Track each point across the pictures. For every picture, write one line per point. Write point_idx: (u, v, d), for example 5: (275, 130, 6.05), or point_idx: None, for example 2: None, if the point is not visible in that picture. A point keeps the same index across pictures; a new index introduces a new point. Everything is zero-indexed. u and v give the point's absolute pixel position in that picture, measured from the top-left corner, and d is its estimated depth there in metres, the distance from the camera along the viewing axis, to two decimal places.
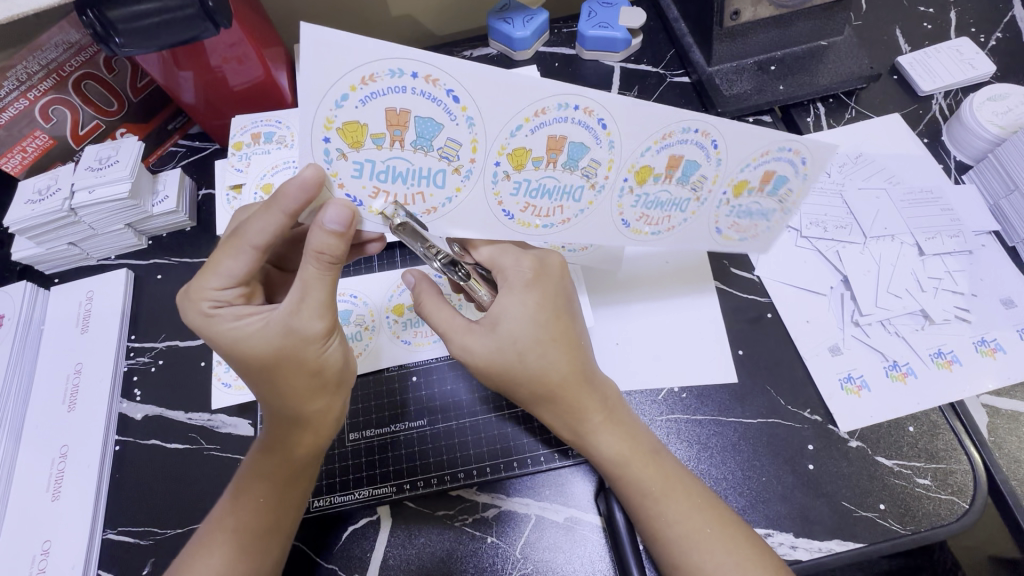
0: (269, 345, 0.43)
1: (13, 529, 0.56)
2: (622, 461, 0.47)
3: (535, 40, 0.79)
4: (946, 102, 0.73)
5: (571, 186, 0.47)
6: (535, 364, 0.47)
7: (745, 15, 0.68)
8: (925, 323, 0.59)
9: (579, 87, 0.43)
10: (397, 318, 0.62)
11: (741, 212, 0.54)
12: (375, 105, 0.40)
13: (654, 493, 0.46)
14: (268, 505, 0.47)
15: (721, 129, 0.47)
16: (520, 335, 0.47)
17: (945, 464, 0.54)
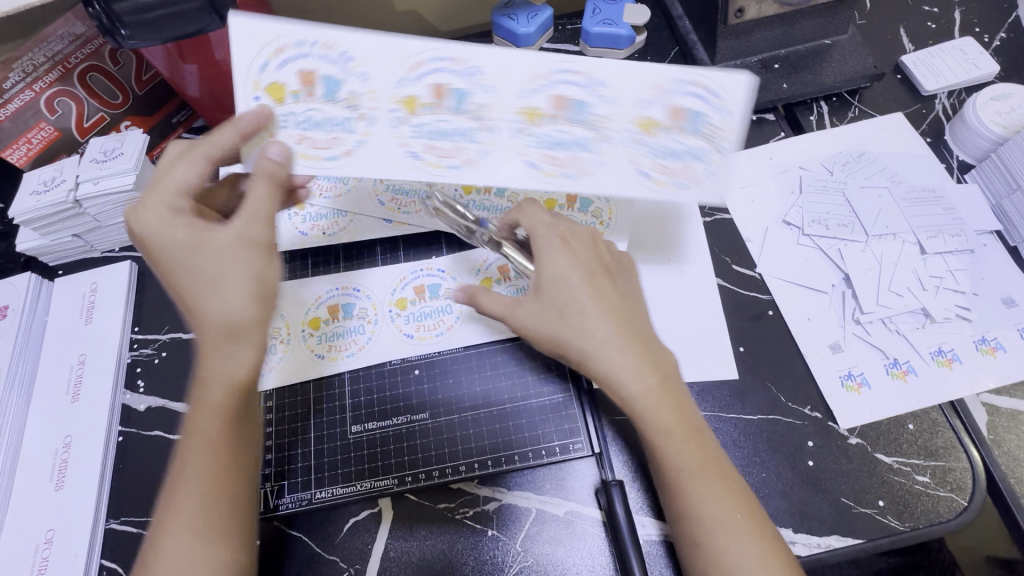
0: (219, 242, 0.43)
1: (16, 518, 0.56)
2: (667, 431, 0.45)
3: (539, 36, 0.79)
4: (949, 102, 0.73)
5: (583, 140, 0.48)
6: (578, 324, 0.46)
7: (749, 12, 0.68)
8: (926, 322, 0.60)
9: (572, 56, 0.47)
10: (399, 312, 0.62)
11: (663, 151, 0.48)
12: (291, 68, 0.47)
13: (689, 470, 0.45)
14: (205, 462, 0.41)
15: (717, 80, 0.47)
16: (565, 296, 0.47)
17: (944, 462, 0.54)
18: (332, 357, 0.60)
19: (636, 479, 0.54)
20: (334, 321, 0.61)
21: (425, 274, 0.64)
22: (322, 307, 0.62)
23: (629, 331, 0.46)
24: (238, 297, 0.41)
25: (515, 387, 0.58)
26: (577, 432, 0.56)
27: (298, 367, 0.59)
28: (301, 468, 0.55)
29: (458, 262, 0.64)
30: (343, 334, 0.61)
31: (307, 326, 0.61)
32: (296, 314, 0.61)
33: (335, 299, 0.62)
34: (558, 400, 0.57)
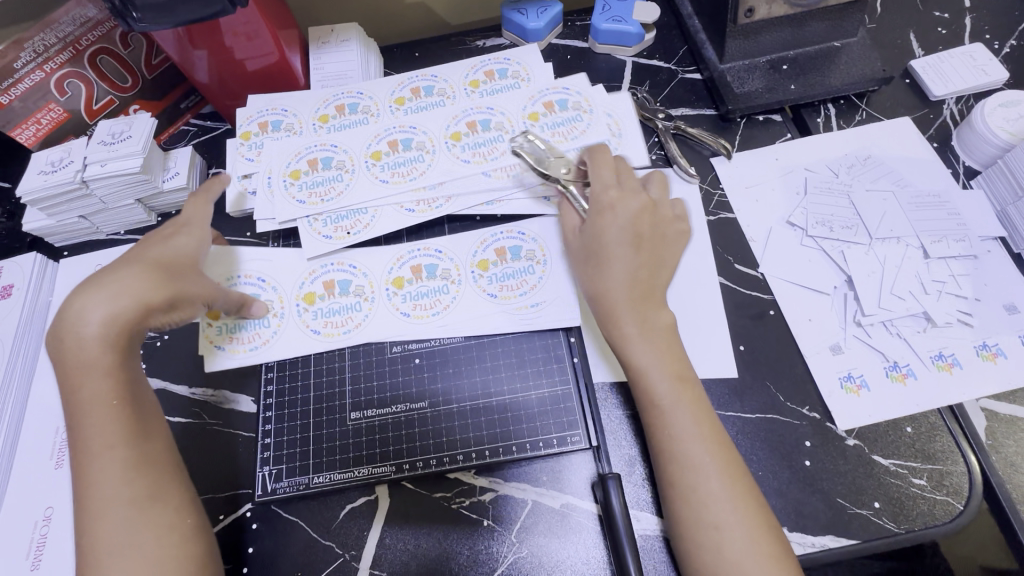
0: (178, 266, 0.53)
1: (16, 494, 0.57)
2: (656, 363, 0.51)
3: (548, 32, 0.79)
4: (957, 108, 0.73)
5: (493, 137, 0.67)
6: (608, 264, 0.54)
7: (760, 12, 0.68)
8: (927, 326, 0.60)
9: (469, 100, 0.70)
10: (397, 290, 0.62)
11: (554, 125, 0.67)
12: (303, 156, 0.67)
13: (664, 405, 0.49)
14: (128, 456, 0.46)
15: (564, 82, 0.70)
16: (602, 239, 0.55)
17: (941, 466, 0.54)
18: (328, 334, 0.60)
19: (633, 474, 0.54)
20: (329, 296, 0.62)
21: (421, 253, 0.64)
22: (317, 282, 0.62)
23: (642, 276, 0.54)
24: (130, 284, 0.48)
25: (515, 378, 0.58)
26: (576, 425, 0.56)
27: (294, 343, 0.60)
28: (300, 454, 0.56)
29: (457, 242, 0.64)
30: (339, 310, 0.61)
31: (300, 300, 0.62)
32: (289, 288, 0.62)
33: (330, 274, 0.63)
34: (557, 392, 0.57)
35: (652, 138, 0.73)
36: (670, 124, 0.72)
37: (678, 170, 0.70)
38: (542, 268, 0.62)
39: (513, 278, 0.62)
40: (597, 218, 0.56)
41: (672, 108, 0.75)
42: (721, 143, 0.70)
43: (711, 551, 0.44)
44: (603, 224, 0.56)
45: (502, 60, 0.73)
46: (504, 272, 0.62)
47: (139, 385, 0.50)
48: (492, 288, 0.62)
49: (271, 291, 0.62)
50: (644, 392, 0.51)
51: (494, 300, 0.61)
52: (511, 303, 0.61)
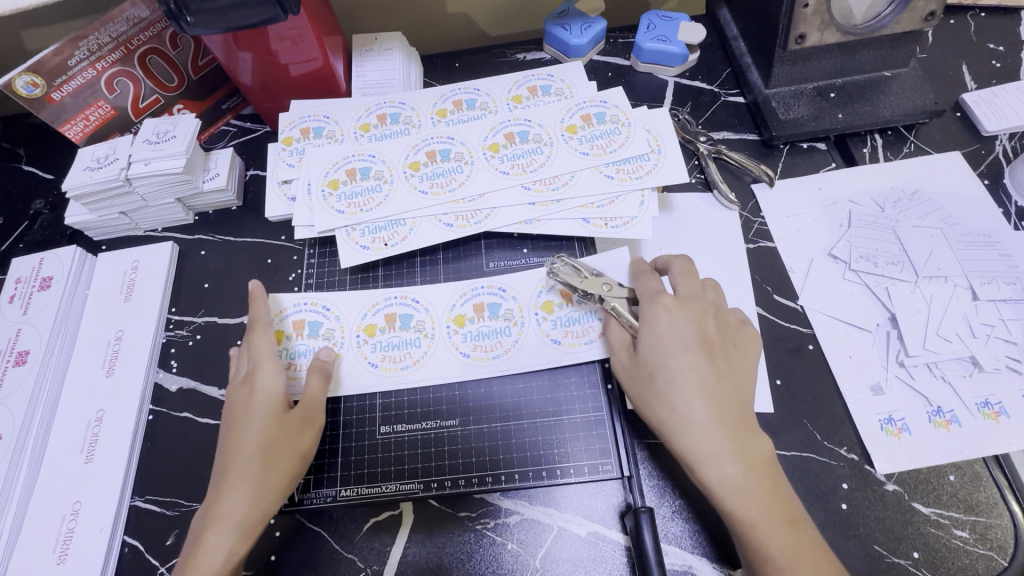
0: (263, 438, 0.51)
1: (44, 490, 0.57)
2: (748, 519, 0.46)
3: (591, 48, 0.78)
4: (1010, 144, 0.71)
5: (531, 150, 0.66)
6: (665, 390, 0.51)
7: (811, 39, 0.67)
8: (974, 370, 0.58)
9: (508, 112, 0.69)
10: (459, 330, 0.60)
11: (594, 137, 0.66)
12: (341, 168, 0.66)
13: (780, 561, 0.45)
14: None
15: (601, 94, 0.69)
16: (664, 361, 0.51)
17: (984, 518, 0.52)
18: (386, 367, 0.59)
19: (664, 505, 0.53)
20: (389, 330, 0.60)
21: (485, 292, 0.62)
22: (379, 315, 0.61)
23: (709, 423, 0.49)
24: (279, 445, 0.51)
25: (548, 402, 0.57)
26: (608, 452, 0.55)
27: (349, 370, 0.58)
28: (327, 464, 0.55)
29: (522, 280, 0.62)
30: (398, 344, 0.59)
31: (362, 332, 0.60)
32: (352, 318, 0.61)
33: (392, 307, 0.62)
34: (590, 418, 0.57)
35: (692, 161, 0.72)
36: (711, 148, 0.70)
37: (718, 195, 0.69)
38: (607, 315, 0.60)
39: (578, 322, 0.60)
40: (658, 338, 0.52)
41: (714, 131, 0.74)
42: (763, 169, 0.69)
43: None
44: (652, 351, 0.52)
45: (545, 77, 0.72)
46: (568, 315, 0.60)
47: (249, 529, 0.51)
48: (555, 332, 0.59)
49: (332, 318, 0.61)
50: (746, 543, 0.47)
51: (557, 346, 0.59)
52: (577, 351, 0.59)
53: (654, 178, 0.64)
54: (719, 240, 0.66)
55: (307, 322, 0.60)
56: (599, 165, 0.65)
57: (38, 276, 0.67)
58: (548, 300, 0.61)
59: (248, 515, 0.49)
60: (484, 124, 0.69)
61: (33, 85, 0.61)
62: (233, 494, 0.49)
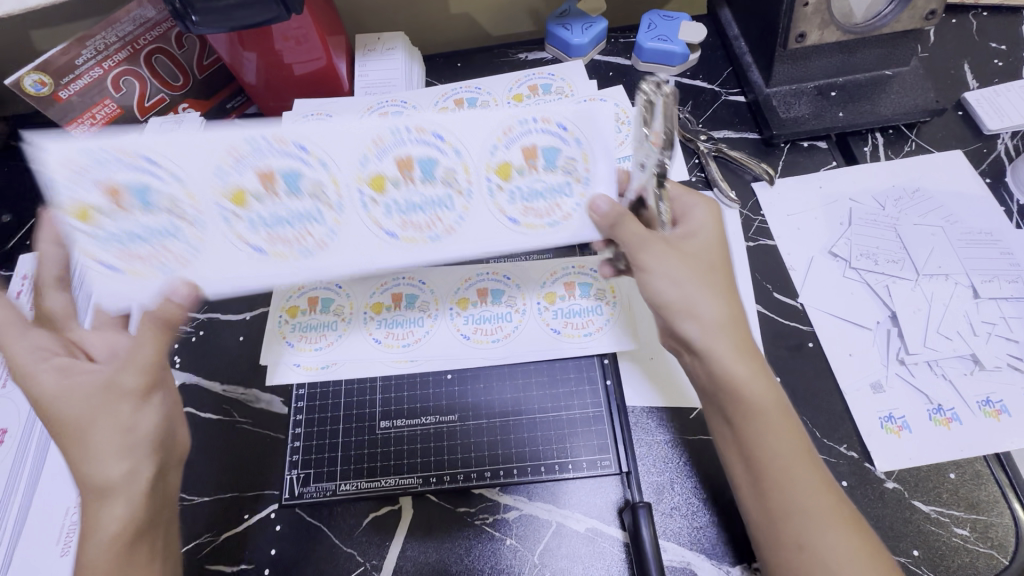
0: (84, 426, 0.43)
1: (47, 482, 0.58)
2: (768, 417, 0.46)
3: (592, 48, 0.79)
4: (1012, 142, 0.71)
5: None
6: (704, 286, 0.48)
7: (811, 38, 0.67)
8: (974, 368, 0.57)
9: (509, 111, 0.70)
10: (375, 200, 0.52)
11: None
12: None
13: (803, 461, 0.45)
14: None
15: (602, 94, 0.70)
16: (703, 253, 0.50)
17: (985, 517, 0.52)
18: (278, 252, 0.51)
19: (663, 502, 0.53)
20: (271, 192, 0.51)
21: (413, 142, 0.52)
22: (249, 173, 0.50)
23: (735, 321, 0.48)
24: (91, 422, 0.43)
25: (547, 398, 0.58)
26: (607, 448, 0.55)
27: (220, 253, 0.51)
28: (328, 459, 0.56)
29: (475, 143, 0.52)
30: (289, 221, 0.51)
31: (228, 202, 0.50)
32: (209, 180, 0.50)
33: (267, 160, 0.50)
34: (589, 414, 0.57)
35: (693, 160, 0.72)
36: (712, 147, 0.71)
37: (718, 193, 0.69)
38: (580, 189, 0.51)
39: (546, 199, 0.52)
40: (698, 234, 0.51)
41: (715, 130, 0.75)
42: (763, 168, 0.69)
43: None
44: (697, 245, 0.50)
45: (545, 75, 0.73)
46: (537, 188, 0.52)
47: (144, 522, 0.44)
48: (512, 209, 0.52)
49: (174, 181, 0.50)
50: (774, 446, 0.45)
51: (515, 226, 0.52)
52: (575, 342, 0.60)
53: None
54: None
55: (128, 186, 0.49)
56: None
57: None
58: (506, 164, 0.52)
59: (123, 513, 0.43)
60: None
61: (41, 84, 0.62)
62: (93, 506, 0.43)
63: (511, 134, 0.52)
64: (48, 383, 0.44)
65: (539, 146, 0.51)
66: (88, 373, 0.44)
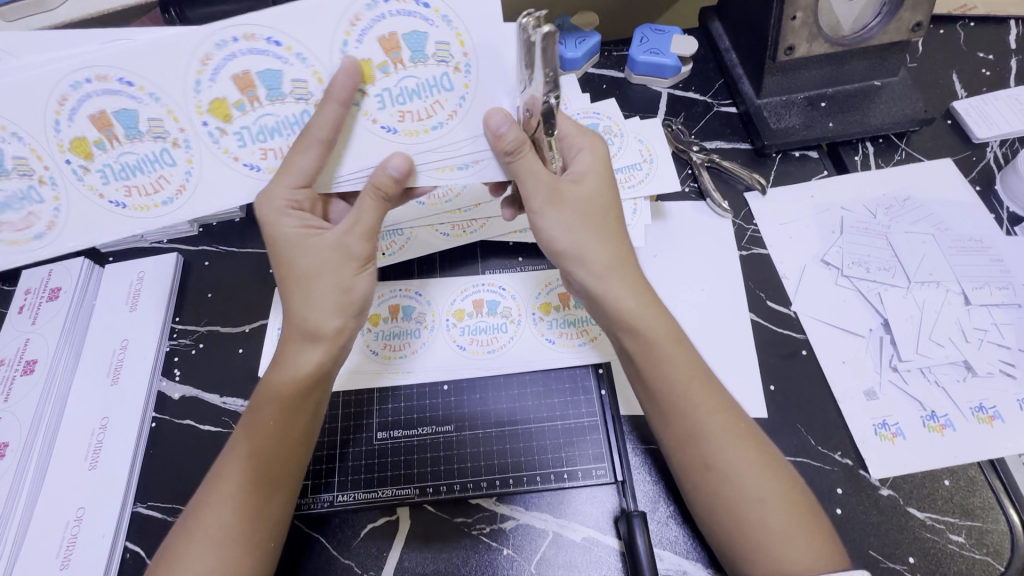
0: (320, 276, 0.48)
1: (48, 495, 0.58)
2: (670, 340, 0.50)
3: (585, 61, 0.80)
4: (1001, 151, 0.72)
5: None
6: (596, 228, 0.50)
7: (800, 50, 0.68)
8: (967, 375, 0.58)
9: None
10: (222, 130, 0.47)
11: None
12: None
13: (709, 416, 0.48)
14: (287, 430, 0.48)
15: (595, 107, 0.71)
16: (593, 195, 0.50)
17: (980, 523, 0.52)
18: (138, 206, 0.49)
19: (658, 511, 0.53)
20: (393, 320, 0.62)
21: (245, 54, 0.44)
22: (383, 305, 0.63)
23: (622, 259, 0.51)
24: (325, 277, 0.48)
25: (542, 408, 0.58)
26: (602, 457, 0.55)
27: (88, 218, 0.49)
28: (325, 470, 0.56)
29: (321, 49, 0.45)
30: (141, 167, 0.48)
31: (73, 155, 0.46)
32: (43, 132, 0.45)
33: (396, 299, 0.63)
34: (584, 423, 0.57)
35: (686, 170, 0.73)
36: (704, 157, 0.72)
37: (711, 203, 0.70)
38: (462, 80, 0.46)
39: (421, 100, 0.47)
40: (586, 174, 0.51)
41: (707, 141, 0.76)
42: (754, 178, 0.70)
43: (762, 535, 0.44)
44: (581, 191, 0.50)
45: None
46: (410, 87, 0.46)
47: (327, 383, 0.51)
48: (386, 117, 0.47)
49: (18, 142, 0.45)
50: (675, 399, 0.48)
51: (393, 137, 0.48)
52: (570, 352, 0.60)
53: (645, 188, 0.65)
54: (712, 248, 0.67)
55: None
56: None
57: (46, 287, 0.69)
58: (364, 63, 0.45)
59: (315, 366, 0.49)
60: None
61: None
62: (295, 351, 0.49)
63: (360, 26, 0.44)
64: (295, 232, 0.48)
65: (399, 35, 0.44)
66: (331, 234, 0.48)
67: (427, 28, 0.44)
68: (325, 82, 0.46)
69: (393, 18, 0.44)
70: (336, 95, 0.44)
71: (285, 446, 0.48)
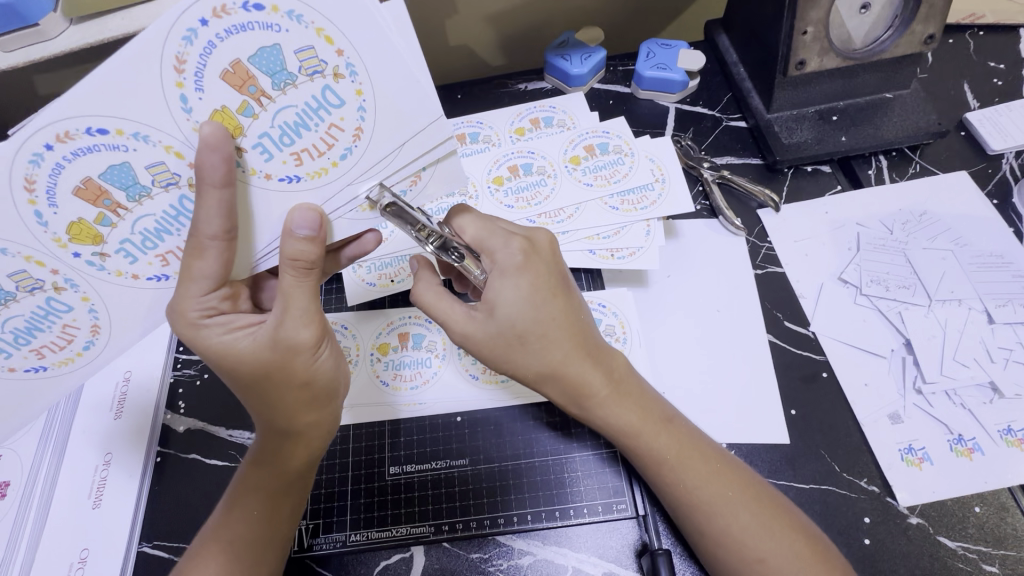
0: (272, 380, 0.43)
1: (50, 537, 0.56)
2: (632, 430, 0.50)
3: (591, 77, 0.79)
4: (1017, 162, 0.71)
5: (535, 181, 0.67)
6: (538, 349, 0.48)
7: (811, 65, 0.67)
8: (994, 397, 0.57)
9: (513, 144, 0.69)
10: (102, 254, 0.40)
11: (597, 167, 0.67)
12: None
13: (706, 467, 0.48)
14: (265, 515, 0.47)
15: (605, 125, 0.69)
16: (519, 321, 0.47)
17: (1013, 552, 0.51)
18: (59, 361, 0.45)
19: (682, 544, 0.52)
20: (402, 349, 0.60)
21: (75, 158, 0.36)
22: (392, 333, 0.61)
23: (573, 361, 0.49)
24: (274, 381, 0.43)
25: (559, 439, 0.57)
26: (622, 490, 0.54)
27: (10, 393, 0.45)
28: (336, 508, 0.54)
29: (159, 116, 0.36)
30: (37, 326, 0.42)
31: None
32: None
33: (405, 326, 0.62)
34: (603, 455, 0.56)
35: (697, 187, 0.71)
36: (715, 174, 0.70)
37: (723, 221, 0.68)
38: (349, 87, 0.39)
39: (310, 131, 0.40)
40: (510, 303, 0.47)
41: (716, 156, 0.74)
42: (767, 195, 0.68)
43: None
44: (507, 324, 0.47)
45: (547, 109, 0.73)
46: (291, 121, 0.39)
47: (306, 469, 0.48)
48: (278, 166, 0.40)
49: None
50: (673, 462, 0.48)
51: (299, 185, 0.42)
52: None
53: (658, 208, 0.64)
54: (727, 267, 0.66)
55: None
56: (604, 196, 0.65)
57: None
58: (219, 114, 0.37)
59: (295, 463, 0.47)
60: (487, 157, 0.69)
61: None
62: (275, 448, 0.46)
63: (190, 69, 0.35)
64: (222, 339, 0.42)
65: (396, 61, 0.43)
66: (266, 328, 0.42)
67: (277, 38, 0.36)
68: (185, 154, 0.38)
69: (226, 39, 0.35)
70: (211, 179, 0.37)
71: (269, 529, 0.47)
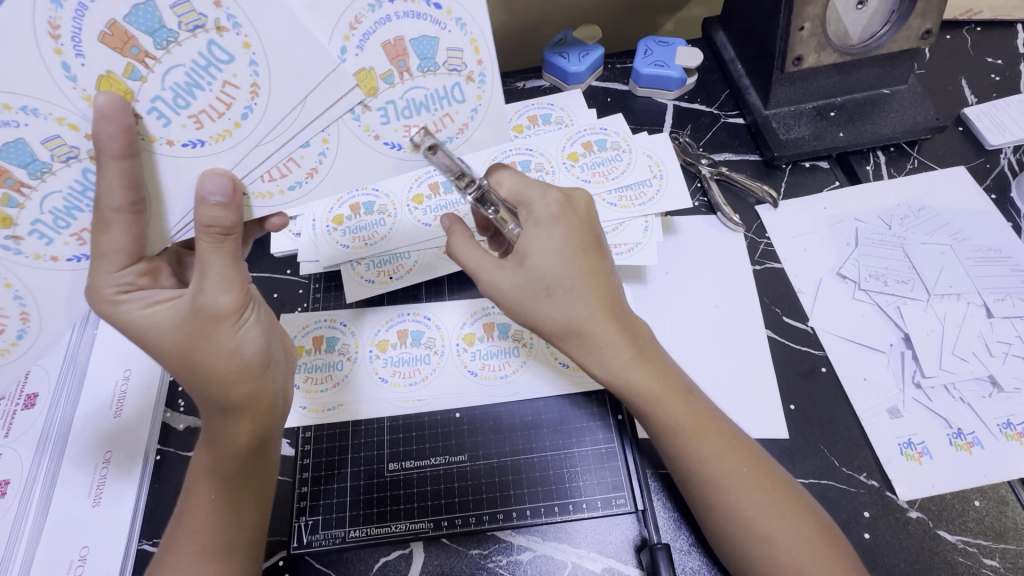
0: (198, 351, 0.42)
1: (49, 535, 0.56)
2: (654, 397, 0.47)
3: (589, 75, 0.79)
4: (1015, 157, 0.71)
5: (534, 178, 0.67)
6: (563, 301, 0.46)
7: (808, 61, 0.67)
8: (993, 391, 0.56)
9: (512, 140, 0.69)
10: (15, 237, 0.40)
11: (595, 164, 0.67)
12: (343, 203, 0.64)
13: (722, 451, 0.47)
14: (221, 499, 0.46)
15: (603, 122, 0.69)
16: (548, 269, 0.45)
17: (1013, 545, 0.51)
18: None
19: (682, 539, 0.52)
20: (401, 346, 0.61)
21: None
22: (391, 330, 0.61)
23: (606, 321, 0.47)
24: (200, 352, 0.42)
25: (558, 435, 0.57)
26: (621, 486, 0.54)
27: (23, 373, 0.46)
28: (334, 504, 0.54)
29: (44, 88, 0.35)
30: None
31: None
32: None
33: (404, 324, 0.62)
34: (602, 450, 0.56)
35: (695, 183, 0.71)
36: (713, 170, 0.70)
37: (722, 217, 0.68)
38: (237, 40, 0.37)
39: (205, 91, 0.38)
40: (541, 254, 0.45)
41: (714, 153, 0.74)
42: (765, 190, 0.68)
43: (768, 568, 0.45)
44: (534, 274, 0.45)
45: (544, 106, 0.73)
46: (181, 82, 0.37)
47: (254, 446, 0.46)
48: (177, 131, 0.39)
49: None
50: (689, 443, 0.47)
51: (203, 150, 0.40)
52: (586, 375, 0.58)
53: (655, 204, 0.64)
54: (726, 263, 0.66)
55: None
56: (602, 192, 0.65)
57: None
58: (106, 80, 0.36)
59: (240, 440, 0.45)
60: (486, 154, 0.68)
61: None
62: (216, 427, 0.45)
63: (65, 34, 0.34)
64: (142, 314, 0.42)
65: (406, 39, 0.40)
66: (186, 298, 0.42)
67: None
68: (78, 125, 0.37)
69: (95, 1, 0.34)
70: (107, 150, 0.36)
71: (230, 512, 0.46)
